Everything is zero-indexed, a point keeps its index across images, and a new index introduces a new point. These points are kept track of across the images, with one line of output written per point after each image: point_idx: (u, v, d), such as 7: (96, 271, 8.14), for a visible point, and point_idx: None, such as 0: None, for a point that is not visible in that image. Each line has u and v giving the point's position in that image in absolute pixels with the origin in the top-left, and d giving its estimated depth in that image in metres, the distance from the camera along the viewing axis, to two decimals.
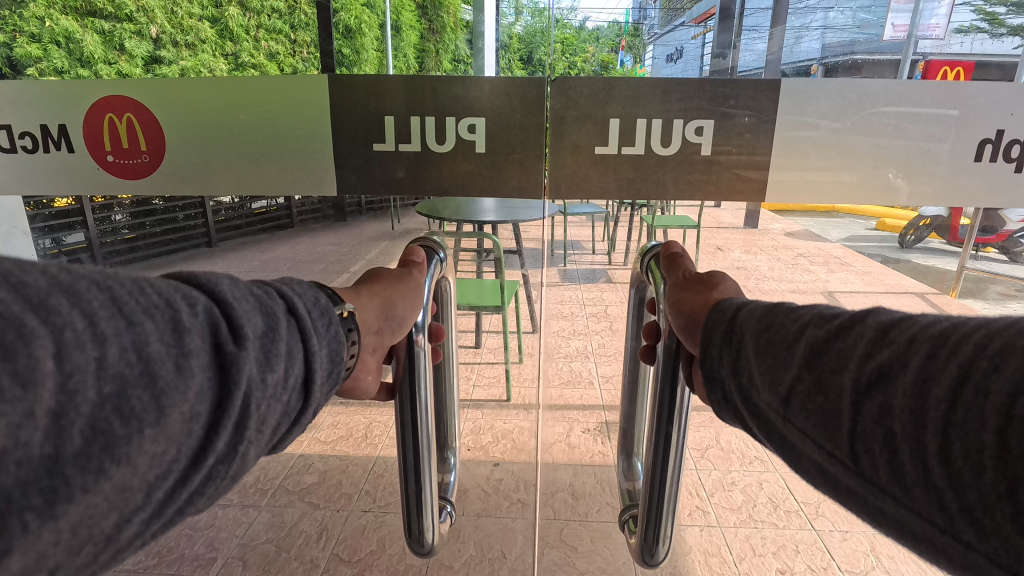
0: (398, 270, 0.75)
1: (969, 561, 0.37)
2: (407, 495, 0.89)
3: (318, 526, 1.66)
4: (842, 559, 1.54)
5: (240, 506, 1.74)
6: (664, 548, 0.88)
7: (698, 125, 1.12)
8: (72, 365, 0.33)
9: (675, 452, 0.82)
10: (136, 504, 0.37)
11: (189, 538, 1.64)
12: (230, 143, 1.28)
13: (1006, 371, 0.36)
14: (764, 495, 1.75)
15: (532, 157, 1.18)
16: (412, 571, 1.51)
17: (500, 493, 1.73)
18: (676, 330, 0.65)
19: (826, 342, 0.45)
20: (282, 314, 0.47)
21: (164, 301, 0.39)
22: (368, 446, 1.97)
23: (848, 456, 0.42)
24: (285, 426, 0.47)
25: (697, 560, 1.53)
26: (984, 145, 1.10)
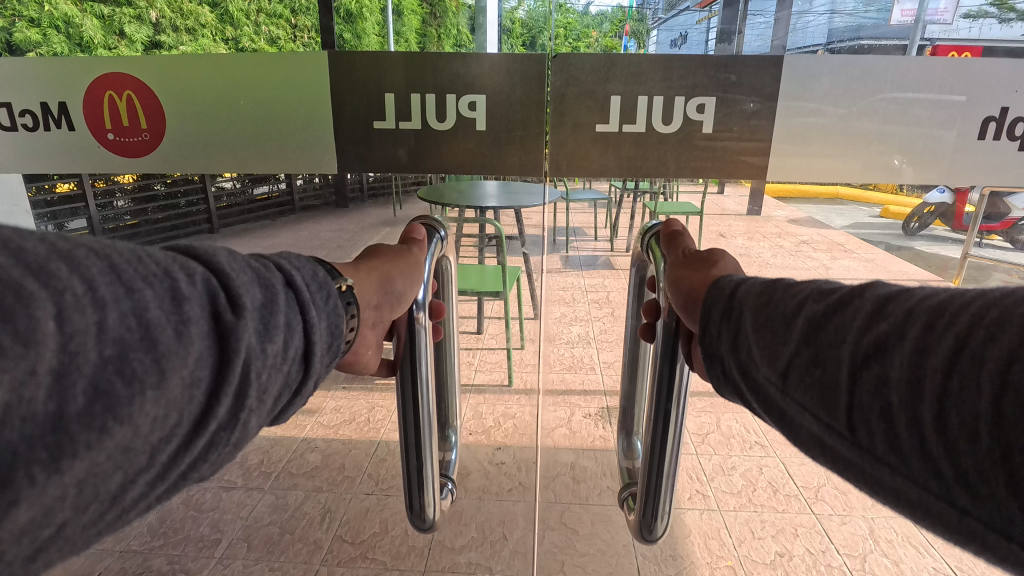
0: (397, 246, 0.76)
1: (964, 526, 0.38)
2: (409, 471, 0.90)
3: (321, 508, 1.68)
4: (840, 543, 1.56)
5: (244, 489, 1.76)
6: (663, 525, 0.89)
7: (699, 102, 1.12)
8: (73, 328, 0.33)
9: (674, 431, 0.83)
10: (139, 466, 0.38)
11: (194, 520, 1.66)
12: (229, 122, 1.28)
13: (1003, 340, 0.36)
14: (764, 479, 1.76)
15: (532, 135, 1.18)
16: (415, 552, 1.53)
17: (501, 477, 1.75)
18: (676, 308, 0.66)
19: (824, 317, 0.45)
20: (279, 287, 0.47)
21: (164, 273, 0.40)
22: (370, 431, 1.98)
23: (845, 427, 0.43)
24: (286, 398, 0.48)
25: (697, 542, 1.55)
26: (988, 121, 1.09)
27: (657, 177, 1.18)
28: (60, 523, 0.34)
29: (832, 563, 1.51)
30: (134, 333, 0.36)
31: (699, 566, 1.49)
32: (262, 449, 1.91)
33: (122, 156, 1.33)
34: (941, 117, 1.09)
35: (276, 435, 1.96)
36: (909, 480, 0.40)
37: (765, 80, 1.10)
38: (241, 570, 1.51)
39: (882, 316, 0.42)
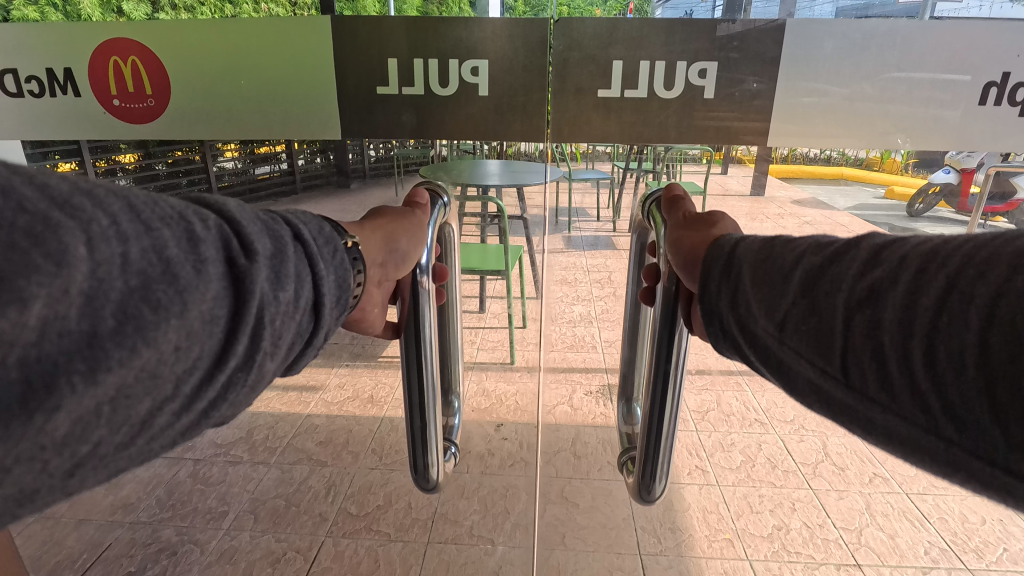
0: (400, 207, 0.78)
1: (948, 459, 0.40)
2: (413, 432, 0.92)
3: (326, 482, 1.71)
4: (837, 517, 1.59)
5: (249, 464, 1.79)
6: (662, 486, 0.90)
7: (701, 67, 1.11)
8: (100, 256, 0.35)
9: (674, 393, 0.84)
10: (166, 394, 0.40)
11: (201, 493, 1.69)
12: (235, 88, 1.27)
13: (990, 278, 0.38)
14: (763, 455, 1.77)
15: (535, 100, 1.18)
16: (418, 525, 1.56)
17: (503, 452, 1.77)
18: (676, 268, 0.67)
19: (822, 269, 0.47)
20: (290, 239, 0.48)
21: (179, 215, 0.41)
22: (373, 407, 2.00)
23: (839, 371, 0.45)
24: (300, 348, 0.49)
25: (696, 516, 1.57)
26: (989, 88, 1.06)
27: (657, 143, 1.17)
28: (95, 440, 0.37)
29: (828, 537, 1.54)
30: (155, 267, 0.38)
31: (698, 539, 1.51)
32: (268, 425, 1.93)
33: (128, 122, 1.34)
34: (949, 100, 1.08)
35: (281, 411, 1.98)
36: (897, 415, 0.42)
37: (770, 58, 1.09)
38: (248, 541, 1.55)
39: (876, 263, 0.44)
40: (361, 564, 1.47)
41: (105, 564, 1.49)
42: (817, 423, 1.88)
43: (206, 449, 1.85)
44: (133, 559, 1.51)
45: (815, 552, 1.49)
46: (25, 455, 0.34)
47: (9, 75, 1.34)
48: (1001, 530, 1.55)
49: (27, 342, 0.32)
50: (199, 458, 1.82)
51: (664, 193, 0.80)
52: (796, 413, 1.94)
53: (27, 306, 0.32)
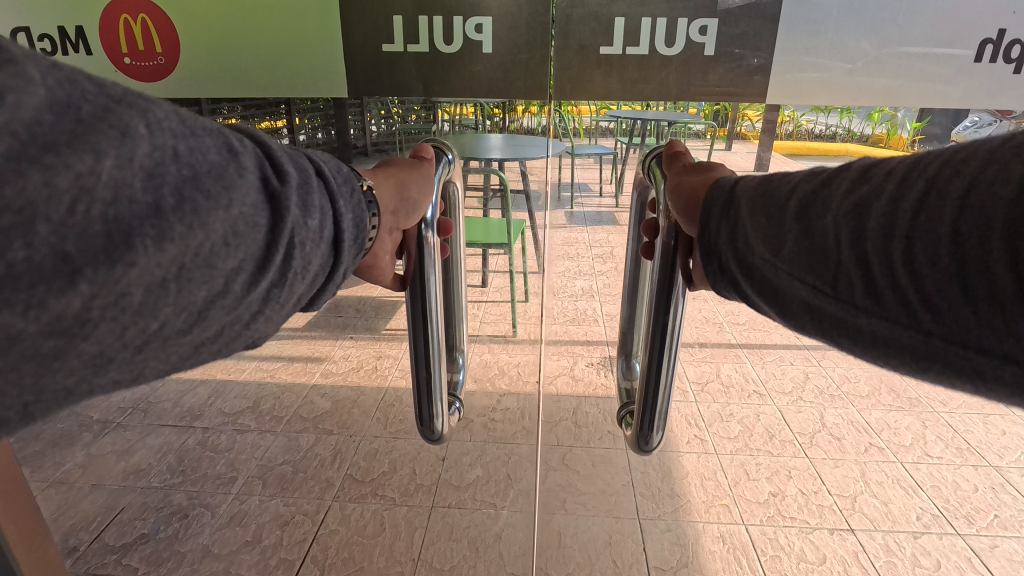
0: (409, 159, 0.82)
1: (929, 348, 0.46)
2: (419, 381, 0.94)
3: (332, 449, 1.75)
4: (832, 484, 1.63)
5: (257, 432, 1.82)
6: (659, 436, 0.93)
7: (702, 23, 1.05)
8: (158, 141, 0.41)
9: (671, 344, 0.87)
10: (218, 288, 0.46)
11: (210, 459, 1.74)
12: (244, 45, 1.19)
13: (964, 174, 0.43)
14: (760, 425, 1.79)
15: (538, 58, 1.12)
16: (423, 491, 1.60)
17: (505, 422, 1.80)
18: (676, 213, 0.72)
19: (813, 194, 0.53)
20: (314, 175, 0.54)
21: (218, 131, 0.47)
22: (377, 378, 2.00)
23: (830, 285, 0.50)
24: (321, 281, 0.55)
25: (694, 483, 1.61)
26: (982, 45, 1.00)
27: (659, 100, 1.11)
28: (161, 320, 0.43)
29: (823, 503, 1.58)
30: (201, 164, 0.44)
31: (696, 505, 1.56)
32: (274, 395, 1.95)
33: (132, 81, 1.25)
34: (945, 73, 1.02)
35: (286, 381, 2.00)
36: (882, 319, 0.48)
37: (764, 39, 1.05)
38: (257, 505, 1.59)
39: (864, 181, 0.50)
40: (367, 526, 1.52)
41: (120, 526, 1.55)
42: (816, 394, 1.89)
43: (214, 417, 1.89)
44: (146, 521, 1.56)
45: (809, 517, 1.54)
46: (109, 312, 0.40)
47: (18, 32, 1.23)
48: (992, 496, 1.59)
49: (104, 201, 0.38)
50: (207, 426, 1.85)
51: (665, 150, 0.83)
52: (795, 383, 1.93)
53: (99, 158, 0.38)
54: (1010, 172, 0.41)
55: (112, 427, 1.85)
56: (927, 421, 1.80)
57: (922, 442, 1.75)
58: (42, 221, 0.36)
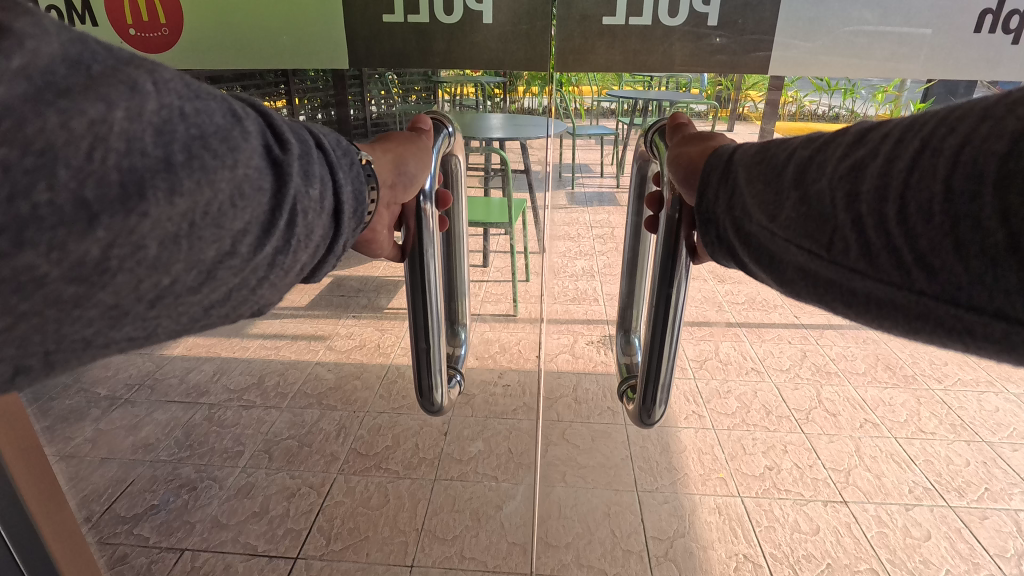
0: (407, 132, 0.84)
1: (920, 306, 0.47)
2: (419, 353, 0.96)
3: (336, 424, 1.78)
4: (827, 459, 1.66)
5: (262, 408, 1.85)
6: (661, 410, 0.96)
7: None
8: (164, 99, 0.43)
9: (672, 319, 0.89)
10: (226, 250, 0.47)
11: (217, 434, 1.77)
12: (243, 19, 1.16)
13: (958, 131, 0.45)
14: (758, 402, 1.82)
15: (539, 28, 1.07)
16: (426, 464, 1.65)
17: (506, 399, 1.83)
18: (676, 182, 0.73)
19: (810, 159, 0.55)
20: (314, 145, 0.55)
21: (222, 97, 0.49)
22: (379, 356, 2.00)
23: (825, 248, 0.52)
24: (324, 251, 0.56)
25: (691, 457, 1.65)
26: (983, 16, 0.94)
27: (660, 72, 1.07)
28: (173, 276, 0.45)
29: (817, 477, 1.62)
30: (209, 127, 0.46)
31: (693, 478, 1.59)
32: (279, 371, 1.97)
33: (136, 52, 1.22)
34: (946, 44, 0.96)
35: (291, 358, 2.02)
36: (876, 279, 0.49)
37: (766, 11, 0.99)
38: (264, 478, 1.64)
39: (860, 143, 0.51)
40: (372, 498, 1.57)
41: (130, 498, 1.60)
42: (813, 371, 1.88)
43: (220, 394, 1.92)
44: (156, 493, 1.62)
45: (804, 490, 1.59)
46: (127, 263, 0.42)
47: None
48: (982, 470, 1.61)
49: (119, 150, 0.40)
50: (214, 402, 1.88)
51: (668, 122, 0.84)
52: (792, 360, 1.91)
53: (111, 108, 0.40)
54: (1005, 126, 0.42)
55: (120, 404, 1.88)
56: (923, 397, 1.80)
57: (917, 419, 1.75)
58: (62, 166, 0.38)
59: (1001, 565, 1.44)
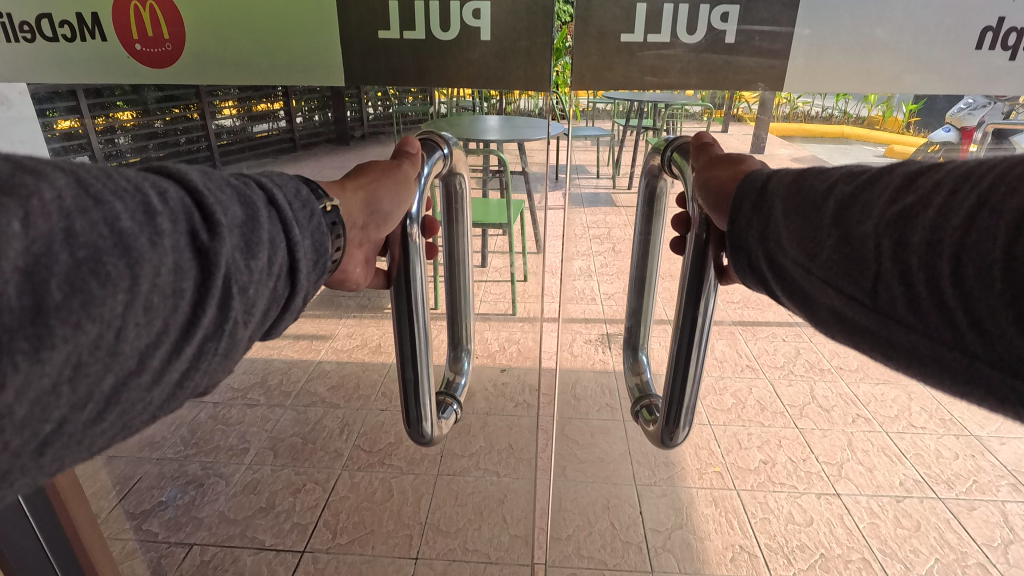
0: (388, 163, 0.89)
1: (973, 368, 0.52)
2: (406, 384, 1.00)
3: (340, 422, 1.82)
4: (821, 453, 1.71)
5: (267, 405, 1.85)
6: (684, 432, 1.00)
7: (723, 9, 0.96)
8: (38, 232, 0.44)
9: (697, 347, 0.94)
10: (129, 368, 0.51)
11: (222, 432, 1.80)
12: (242, 32, 1.14)
13: (1018, 194, 0.49)
14: (752, 398, 1.82)
15: (540, 44, 1.04)
16: (428, 460, 1.68)
17: None
18: (706, 205, 0.80)
19: (852, 197, 0.60)
20: (259, 205, 0.61)
21: (134, 189, 0.52)
22: (383, 354, 1.89)
23: (868, 295, 0.58)
24: (274, 311, 0.64)
25: (688, 452, 1.68)
26: (983, 32, 0.94)
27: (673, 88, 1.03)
28: (57, 420, 0.48)
29: (811, 470, 1.68)
30: (107, 238, 0.48)
31: (689, 471, 1.65)
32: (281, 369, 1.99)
33: (142, 68, 1.20)
34: (946, 58, 0.97)
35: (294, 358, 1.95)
36: (922, 332, 0.55)
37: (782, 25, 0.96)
38: (270, 474, 1.69)
39: (909, 189, 0.57)
40: (377, 492, 1.64)
41: (138, 494, 1.64)
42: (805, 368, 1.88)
43: (223, 391, 1.88)
44: (163, 489, 1.65)
45: (798, 483, 1.66)
46: None
47: (40, 20, 1.18)
48: (971, 463, 1.65)
49: None
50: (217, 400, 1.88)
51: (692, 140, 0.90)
52: (786, 358, 1.89)
53: None
54: None
55: None
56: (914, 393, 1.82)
57: (907, 414, 1.77)
58: None
59: (988, 553, 1.50)
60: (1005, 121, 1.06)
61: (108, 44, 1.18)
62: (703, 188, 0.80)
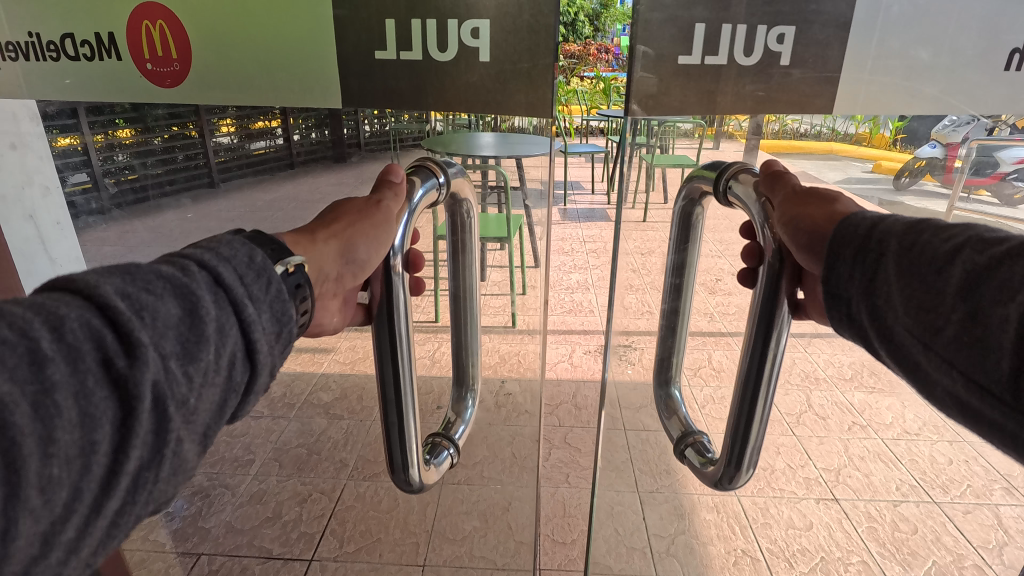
0: (364, 205, 0.90)
1: None
2: (390, 428, 1.03)
3: (344, 433, 1.83)
4: (818, 459, 1.73)
5: (271, 417, 1.82)
6: (744, 475, 1.11)
7: (780, 30, 0.81)
8: None
9: (762, 402, 1.04)
10: (37, 553, 0.45)
11: (227, 444, 1.77)
12: (247, 51, 1.09)
13: None
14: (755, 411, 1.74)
15: (541, 67, 0.90)
16: None
17: None
18: (796, 244, 0.86)
19: (981, 272, 0.60)
20: (202, 296, 0.57)
21: (20, 335, 0.46)
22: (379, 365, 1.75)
23: (995, 388, 0.58)
24: (232, 395, 0.61)
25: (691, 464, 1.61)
26: (1012, 55, 0.85)
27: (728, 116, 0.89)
28: None
29: (810, 476, 1.70)
30: None
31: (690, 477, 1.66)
32: None
33: (154, 87, 1.19)
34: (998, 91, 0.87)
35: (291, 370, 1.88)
36: None
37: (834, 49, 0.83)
38: (276, 484, 1.72)
39: None
40: (382, 501, 1.67)
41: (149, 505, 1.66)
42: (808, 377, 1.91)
43: None
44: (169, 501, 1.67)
45: (797, 488, 1.68)
46: None
47: (65, 38, 1.20)
48: (966, 467, 1.70)
49: None
50: None
51: (767, 170, 0.96)
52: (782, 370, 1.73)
53: None
54: None
55: None
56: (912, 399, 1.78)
57: (901, 420, 1.74)
58: None
59: (984, 556, 1.57)
60: (988, 136, 1.14)
61: (123, 63, 1.18)
62: (789, 224, 0.87)
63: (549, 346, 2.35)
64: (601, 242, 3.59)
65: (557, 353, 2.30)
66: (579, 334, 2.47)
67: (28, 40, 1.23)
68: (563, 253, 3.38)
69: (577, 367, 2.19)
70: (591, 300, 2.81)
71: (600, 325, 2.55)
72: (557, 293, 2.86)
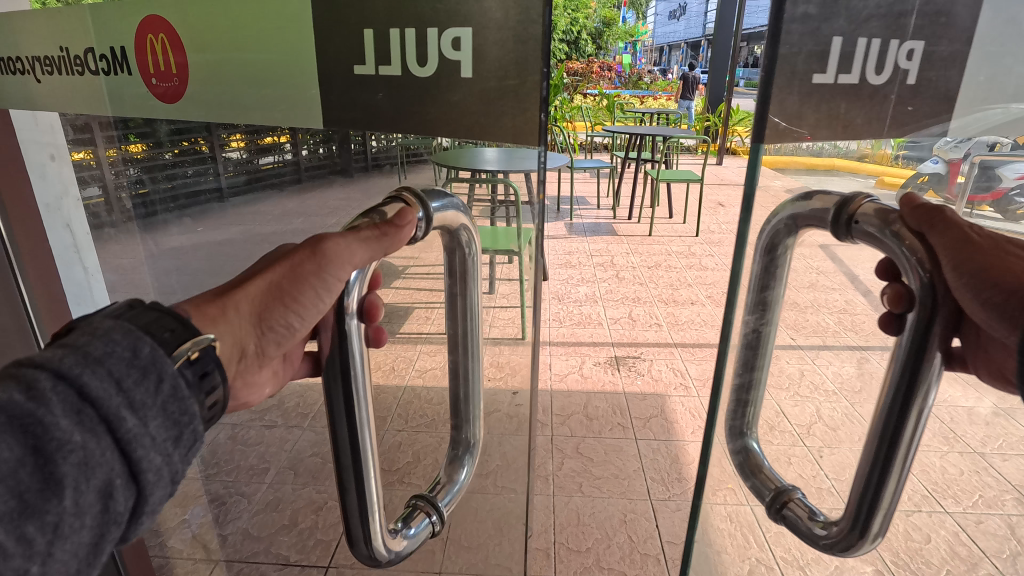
0: (294, 259, 0.74)
1: None
2: (348, 501, 0.83)
3: None
4: (830, 469, 1.83)
5: (285, 427, 1.89)
6: (870, 545, 0.77)
7: (910, 48, 0.72)
8: None
9: (897, 476, 0.72)
10: None
11: (242, 452, 1.83)
12: (235, 67, 1.05)
13: None
14: None
15: (532, 83, 0.73)
16: None
17: None
18: (983, 299, 0.63)
19: None
20: (59, 420, 0.45)
21: None
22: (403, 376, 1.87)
23: None
24: (120, 526, 0.49)
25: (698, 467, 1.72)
26: None
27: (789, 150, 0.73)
28: None
29: (820, 486, 1.75)
30: None
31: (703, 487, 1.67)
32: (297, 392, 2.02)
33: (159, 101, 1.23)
34: None
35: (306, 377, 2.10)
36: None
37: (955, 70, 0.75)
38: (292, 492, 1.72)
39: None
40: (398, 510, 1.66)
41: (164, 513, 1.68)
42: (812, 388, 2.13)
43: None
44: (186, 508, 1.68)
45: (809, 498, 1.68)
46: None
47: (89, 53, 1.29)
48: (978, 479, 1.67)
49: None
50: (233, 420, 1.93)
51: (909, 205, 0.68)
52: None
53: None
54: None
55: None
56: None
57: None
58: None
59: (998, 564, 1.55)
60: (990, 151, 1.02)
61: (132, 78, 1.24)
62: (970, 276, 0.63)
63: (559, 358, 2.37)
64: (607, 257, 3.63)
65: (567, 365, 2.32)
66: (589, 346, 2.49)
67: (62, 54, 1.35)
68: (570, 267, 3.41)
69: (587, 379, 2.21)
70: (599, 312, 2.83)
71: (609, 337, 2.57)
72: (565, 307, 2.89)
